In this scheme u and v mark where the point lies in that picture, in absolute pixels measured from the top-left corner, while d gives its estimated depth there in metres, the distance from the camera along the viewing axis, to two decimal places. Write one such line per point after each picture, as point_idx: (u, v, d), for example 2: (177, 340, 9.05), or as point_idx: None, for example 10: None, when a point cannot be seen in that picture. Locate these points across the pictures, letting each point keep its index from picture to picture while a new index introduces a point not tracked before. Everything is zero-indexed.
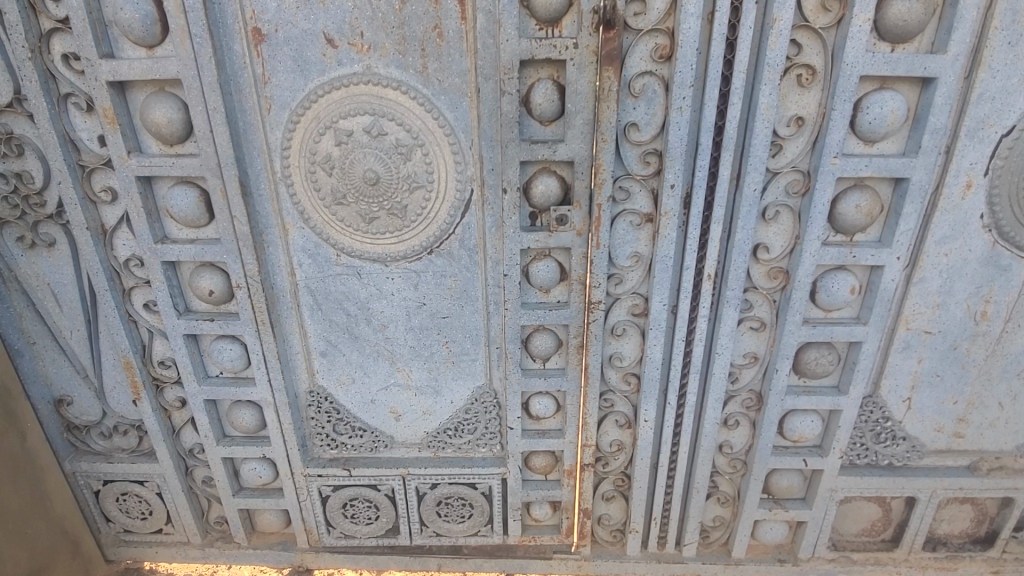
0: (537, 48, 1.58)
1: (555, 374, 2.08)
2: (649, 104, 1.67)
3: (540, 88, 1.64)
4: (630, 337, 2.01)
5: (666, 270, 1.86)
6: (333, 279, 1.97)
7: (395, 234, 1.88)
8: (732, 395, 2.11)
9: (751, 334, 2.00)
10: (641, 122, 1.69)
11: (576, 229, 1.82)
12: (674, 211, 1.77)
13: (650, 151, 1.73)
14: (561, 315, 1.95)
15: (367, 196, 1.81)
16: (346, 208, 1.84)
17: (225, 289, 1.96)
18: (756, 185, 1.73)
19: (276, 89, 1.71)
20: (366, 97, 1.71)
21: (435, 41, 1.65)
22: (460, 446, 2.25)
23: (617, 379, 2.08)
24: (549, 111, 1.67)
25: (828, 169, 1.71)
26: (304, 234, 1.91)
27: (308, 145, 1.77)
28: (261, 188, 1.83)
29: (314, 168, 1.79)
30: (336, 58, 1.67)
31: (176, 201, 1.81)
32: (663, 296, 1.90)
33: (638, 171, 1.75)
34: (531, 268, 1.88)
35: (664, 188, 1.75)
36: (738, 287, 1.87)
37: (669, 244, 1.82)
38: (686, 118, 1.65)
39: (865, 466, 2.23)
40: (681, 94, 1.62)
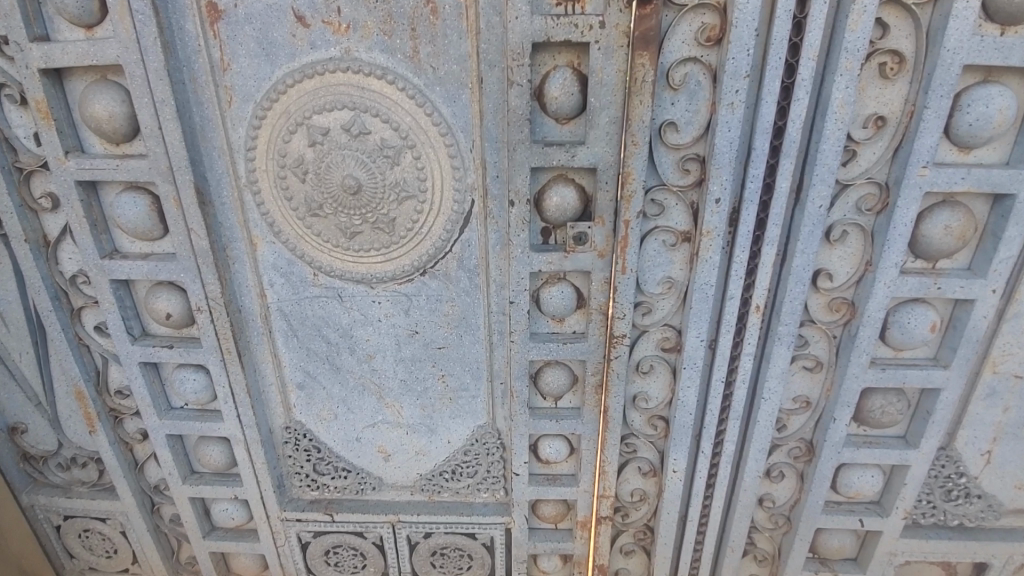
0: (553, 27, 1.27)
1: (569, 415, 1.78)
2: (691, 98, 1.35)
3: (557, 80, 1.34)
4: (658, 375, 1.71)
5: (706, 301, 1.54)
6: (309, 304, 1.68)
7: (382, 251, 1.58)
8: (777, 444, 1.78)
9: (804, 374, 1.68)
10: (680, 121, 1.37)
11: (597, 250, 1.51)
12: (718, 230, 1.45)
13: (690, 157, 1.41)
14: (577, 349, 1.66)
15: (346, 208, 1.51)
16: (322, 222, 1.54)
17: (185, 312, 1.68)
18: (822, 201, 1.40)
19: (237, 77, 1.43)
20: (344, 89, 1.41)
21: (427, 18, 1.34)
22: (458, 491, 1.96)
23: (640, 422, 1.78)
24: (568, 107, 1.36)
25: (913, 182, 1.37)
26: (275, 250, 1.62)
27: (277, 145, 1.48)
28: (223, 195, 1.55)
29: (284, 174, 1.50)
30: (309, 39, 1.37)
31: (125, 211, 1.54)
32: (701, 330, 1.58)
33: (675, 181, 1.43)
34: (542, 294, 1.60)
35: (707, 203, 1.43)
36: (794, 322, 1.55)
37: (710, 269, 1.50)
38: (738, 117, 1.32)
39: (930, 527, 1.91)
40: (733, 87, 1.30)
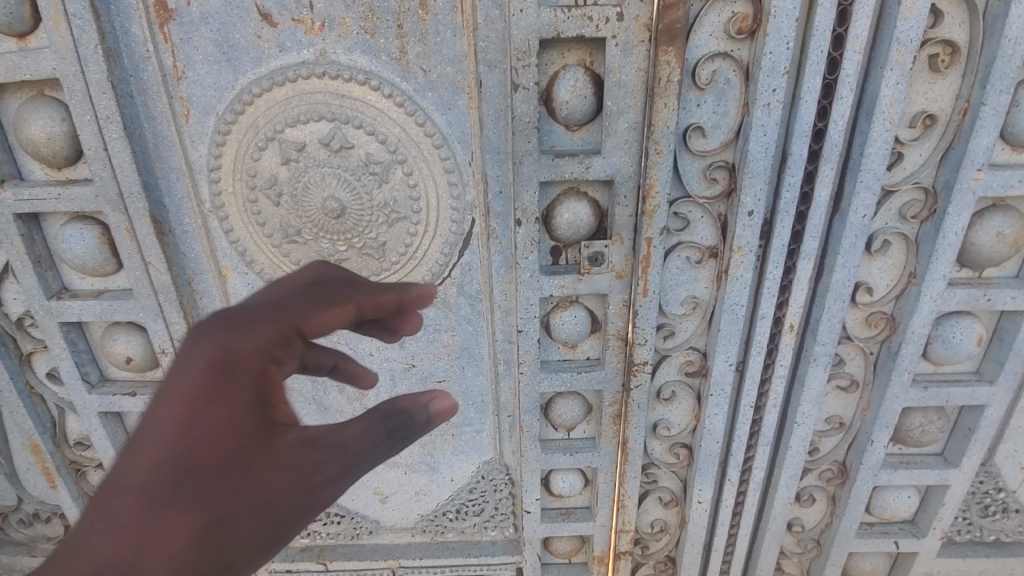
0: (564, 21, 1.10)
1: (583, 448, 1.63)
2: (720, 99, 1.19)
3: (567, 81, 1.17)
4: (681, 401, 1.56)
5: (735, 323, 1.39)
6: None
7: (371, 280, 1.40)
8: (809, 468, 1.65)
9: (838, 394, 1.55)
10: (708, 125, 1.21)
11: (615, 271, 1.35)
12: (750, 245, 1.30)
13: (718, 165, 1.25)
14: (592, 378, 1.50)
15: (329, 232, 1.32)
16: (301, 250, 1.35)
17: (148, 355, 1.50)
18: (866, 210, 1.25)
19: (195, 87, 1.22)
20: (321, 97, 1.21)
21: (416, 13, 1.15)
22: (464, 530, 1.80)
23: (661, 450, 1.64)
24: (581, 112, 1.19)
25: (966, 187, 1.23)
26: (248, 281, 1.42)
27: (245, 163, 1.28)
28: (184, 222, 1.35)
29: (255, 197, 1.30)
30: (277, 41, 1.18)
31: (71, 245, 1.33)
32: (730, 354, 1.43)
33: (702, 191, 1.27)
34: (553, 319, 1.44)
35: (738, 215, 1.27)
36: (831, 342, 1.41)
37: (741, 288, 1.35)
38: (774, 120, 1.17)
39: (965, 544, 1.81)
40: (770, 86, 1.14)
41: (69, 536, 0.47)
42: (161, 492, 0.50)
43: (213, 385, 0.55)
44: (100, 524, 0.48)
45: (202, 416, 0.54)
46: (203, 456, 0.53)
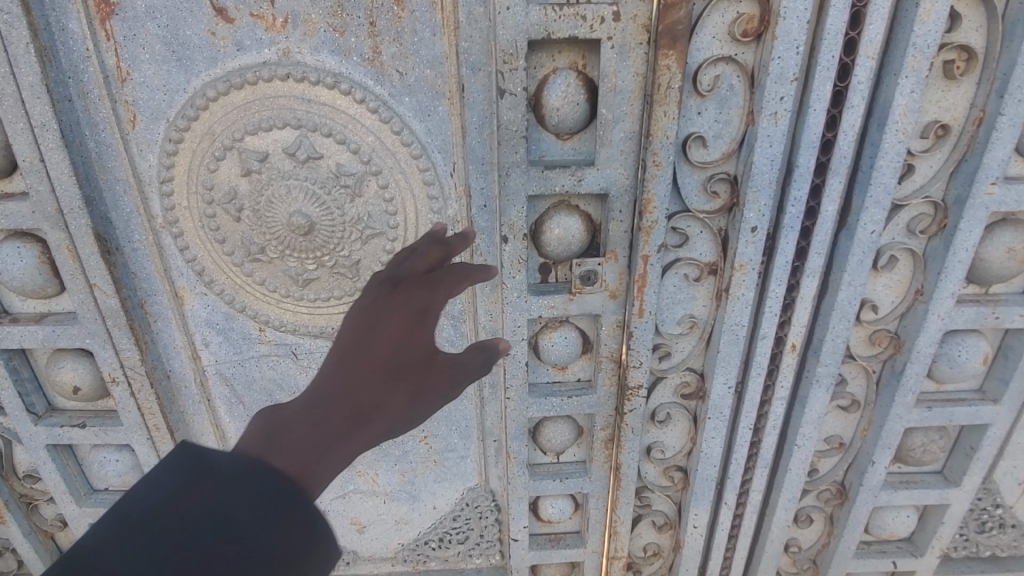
0: (554, 21, 1.00)
1: (574, 474, 1.53)
2: (722, 107, 1.10)
3: (558, 86, 1.07)
4: (677, 423, 1.48)
5: (736, 344, 1.31)
6: (256, 364, 1.37)
7: (344, 300, 1.28)
8: (807, 489, 1.59)
9: (838, 414, 1.48)
10: (709, 134, 1.12)
11: (609, 290, 1.25)
12: (753, 263, 1.21)
13: (720, 177, 1.16)
14: (583, 402, 1.41)
15: (295, 250, 1.20)
16: (265, 268, 1.23)
17: (97, 383, 1.36)
18: (874, 225, 1.18)
19: (141, 89, 1.09)
20: (284, 102, 1.09)
21: (390, 9, 1.03)
22: (447, 558, 1.70)
23: (655, 474, 1.56)
24: (572, 120, 1.09)
25: (979, 202, 1.16)
26: (207, 303, 1.29)
27: (201, 175, 1.15)
28: (134, 240, 1.21)
29: (212, 211, 1.18)
30: (234, 39, 1.05)
31: (7, 265, 1.20)
32: (729, 376, 1.35)
33: (702, 206, 1.18)
34: (542, 341, 1.34)
35: (741, 231, 1.18)
36: (834, 362, 1.34)
37: (742, 307, 1.27)
38: (781, 130, 1.09)
39: (962, 560, 1.77)
40: (777, 93, 1.06)
41: (278, 410, 0.52)
42: (350, 399, 0.53)
43: (401, 319, 0.58)
44: (307, 409, 0.52)
45: (387, 341, 0.57)
46: (388, 368, 0.55)
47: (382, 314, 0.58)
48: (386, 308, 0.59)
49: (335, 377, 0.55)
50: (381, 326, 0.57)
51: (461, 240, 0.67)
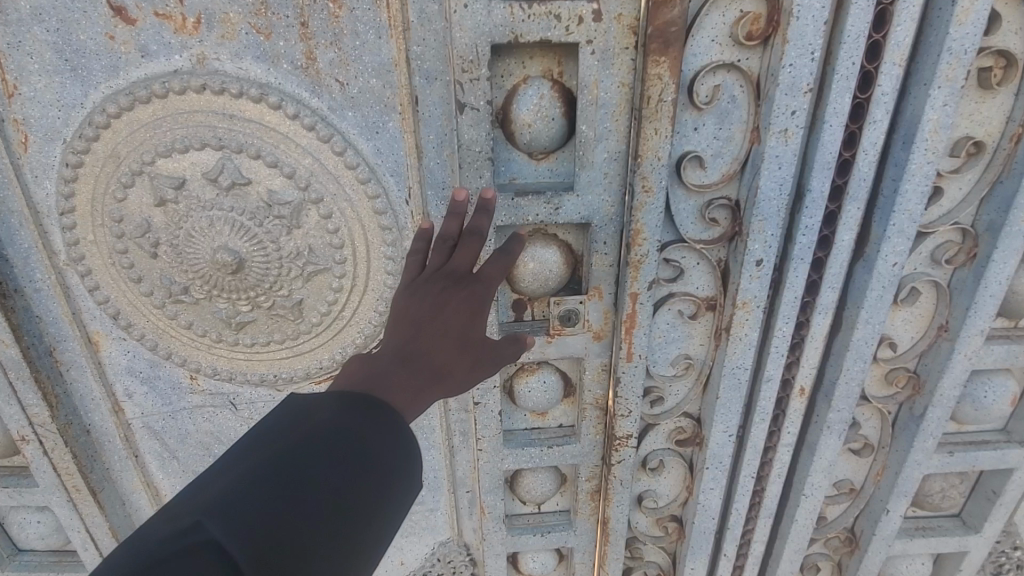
0: (522, 22, 0.84)
1: (557, 527, 1.38)
2: (723, 122, 0.94)
3: (529, 98, 0.90)
4: (670, 471, 1.32)
5: (737, 388, 1.15)
6: (189, 417, 1.19)
7: (286, 344, 1.10)
8: (814, 538, 1.44)
9: (849, 458, 1.33)
10: (707, 153, 0.96)
11: (592, 331, 1.10)
12: (758, 300, 1.05)
13: (720, 202, 1.00)
14: (566, 453, 1.25)
15: (225, 290, 1.01)
16: (191, 311, 1.05)
17: (4, 441, 1.18)
18: (897, 255, 1.02)
19: (29, 104, 0.91)
20: (202, 118, 0.91)
21: (325, 7, 0.85)
22: None
23: (647, 525, 1.40)
24: (547, 139, 0.92)
25: (1016, 231, 1.02)
26: (128, 349, 1.12)
27: (109, 205, 0.97)
28: (34, 280, 1.03)
29: (125, 247, 1.00)
30: (137, 44, 0.87)
31: None
32: (730, 423, 1.20)
33: (699, 235, 1.02)
34: (517, 386, 1.18)
35: (744, 264, 1.02)
36: (848, 406, 1.19)
37: (745, 348, 1.11)
38: (792, 149, 0.93)
39: None
40: (787, 106, 0.90)
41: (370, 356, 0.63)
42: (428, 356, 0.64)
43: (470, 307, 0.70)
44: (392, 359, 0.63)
45: (448, 327, 0.68)
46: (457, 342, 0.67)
47: (441, 301, 0.69)
48: (446, 297, 0.70)
49: (407, 344, 0.66)
50: (438, 312, 0.68)
51: (479, 232, 0.75)
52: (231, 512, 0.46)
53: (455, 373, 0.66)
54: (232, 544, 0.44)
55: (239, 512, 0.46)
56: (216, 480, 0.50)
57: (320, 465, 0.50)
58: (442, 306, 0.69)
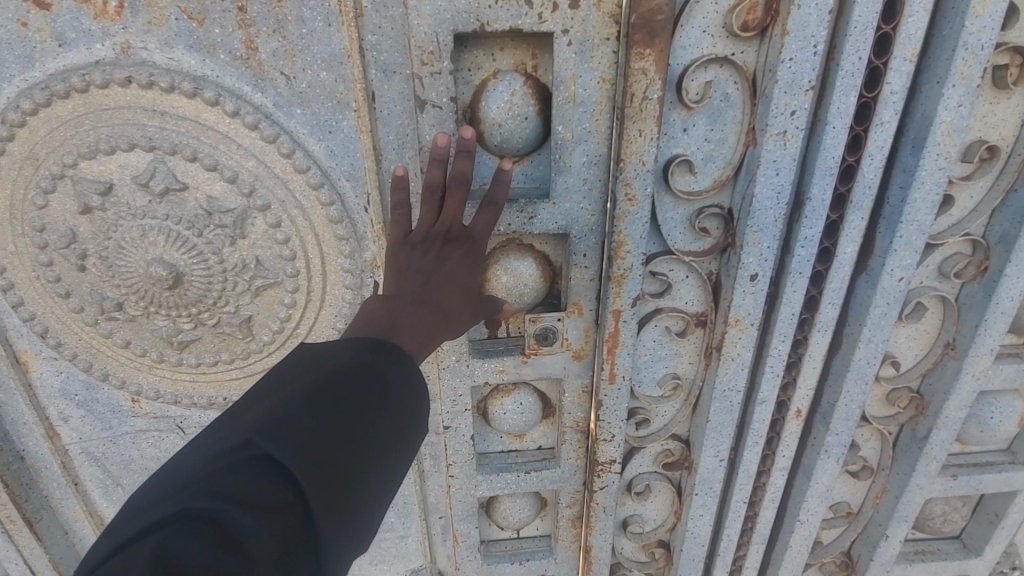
0: (489, 8, 0.74)
1: (537, 555, 1.28)
2: (715, 123, 0.85)
3: (500, 94, 0.80)
4: (657, 496, 1.23)
5: (729, 410, 1.07)
6: (133, 442, 1.10)
7: (235, 364, 1.02)
8: (809, 563, 1.36)
9: (847, 481, 1.26)
10: (697, 157, 0.87)
11: (572, 350, 1.00)
12: (753, 317, 0.97)
13: (712, 211, 0.91)
14: (545, 478, 1.16)
15: (163, 306, 0.93)
16: (129, 328, 0.97)
17: None
18: (903, 269, 0.94)
19: None
20: (129, 115, 0.82)
21: None
22: None
23: (633, 552, 1.31)
24: (520, 140, 0.83)
25: None
26: (61, 369, 1.02)
27: (29, 212, 0.87)
28: None
29: (51, 258, 0.90)
30: (52, 31, 0.77)
31: None
32: (722, 447, 1.11)
33: (689, 246, 0.93)
34: (491, 408, 1.09)
35: (739, 279, 0.93)
36: (847, 428, 1.11)
37: (739, 369, 1.02)
38: (792, 153, 0.84)
39: None
40: (787, 105, 0.81)
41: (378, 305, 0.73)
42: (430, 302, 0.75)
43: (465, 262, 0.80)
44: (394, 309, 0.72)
45: (451, 279, 0.78)
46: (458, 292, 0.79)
47: (443, 258, 0.78)
48: (447, 254, 0.79)
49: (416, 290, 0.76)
50: (440, 268, 0.78)
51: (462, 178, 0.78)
52: (277, 436, 0.51)
53: (461, 313, 0.79)
54: (278, 454, 0.50)
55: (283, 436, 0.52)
56: (247, 417, 0.56)
57: (338, 393, 0.58)
58: (442, 263, 0.78)
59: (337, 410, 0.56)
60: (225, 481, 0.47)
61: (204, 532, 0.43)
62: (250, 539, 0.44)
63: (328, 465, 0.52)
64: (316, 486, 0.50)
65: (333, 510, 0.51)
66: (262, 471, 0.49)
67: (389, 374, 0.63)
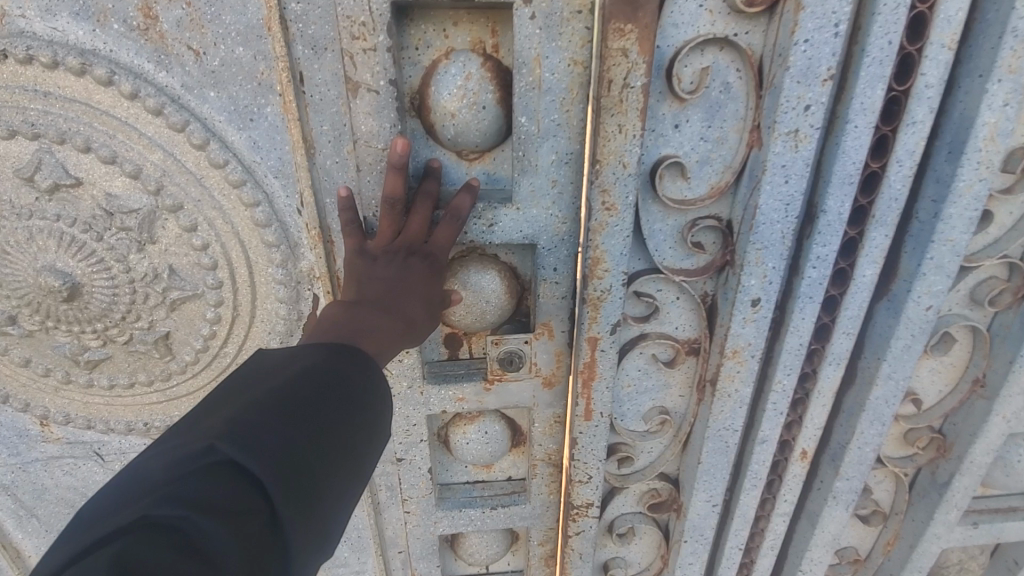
0: None
1: None
2: (712, 119, 0.71)
3: (452, 78, 0.66)
4: (642, 539, 1.10)
5: (724, 452, 0.92)
6: (44, 470, 1.00)
7: (155, 387, 0.90)
8: None
9: (856, 526, 1.12)
10: (691, 160, 0.73)
11: (542, 377, 0.87)
12: (755, 348, 0.82)
13: (709, 224, 0.77)
14: (514, 515, 1.03)
15: (61, 320, 0.81)
16: (27, 345, 0.86)
17: None
18: (932, 295, 0.80)
19: None
20: (7, 96, 0.70)
21: None
22: None
23: None
24: (478, 134, 0.69)
25: None
26: None
27: None
28: None
29: None
30: None
31: None
32: (715, 492, 0.97)
33: (682, 264, 0.80)
34: (454, 437, 0.95)
35: (739, 305, 0.79)
36: (859, 472, 0.97)
37: (736, 406, 0.88)
38: (806, 157, 0.70)
39: None
40: (801, 99, 0.67)
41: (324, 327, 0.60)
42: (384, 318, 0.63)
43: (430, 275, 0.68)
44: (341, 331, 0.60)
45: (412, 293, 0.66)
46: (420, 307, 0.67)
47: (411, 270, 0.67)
48: (410, 265, 0.67)
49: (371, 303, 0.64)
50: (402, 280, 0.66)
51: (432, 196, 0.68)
52: (246, 437, 0.43)
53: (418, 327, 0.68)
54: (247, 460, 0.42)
55: (253, 439, 0.44)
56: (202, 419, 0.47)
57: (311, 392, 0.50)
58: (407, 275, 0.66)
59: (312, 419, 0.48)
60: (189, 487, 0.39)
61: (165, 545, 0.35)
62: (222, 554, 0.36)
63: (302, 479, 0.44)
64: (290, 502, 0.42)
65: (310, 522, 0.43)
66: (230, 479, 0.40)
67: (366, 382, 0.55)
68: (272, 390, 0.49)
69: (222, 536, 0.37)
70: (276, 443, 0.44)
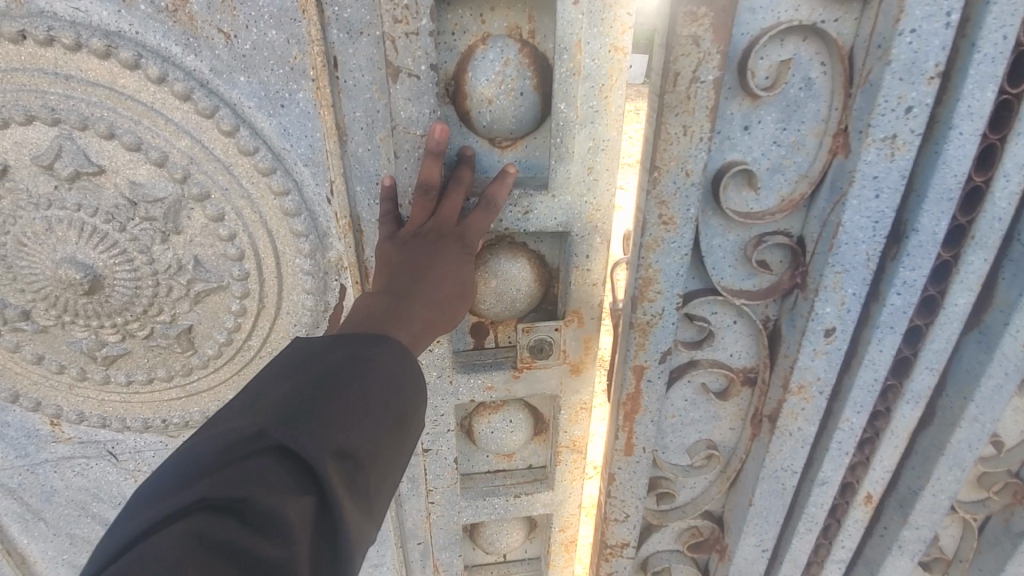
0: None
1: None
2: (791, 120, 0.61)
3: (489, 64, 0.59)
4: None
5: (779, 493, 0.82)
6: (53, 471, 0.95)
7: (175, 383, 0.84)
8: None
9: None
10: (761, 167, 0.63)
11: (570, 363, 0.80)
12: (823, 382, 0.72)
13: (779, 240, 0.67)
14: (537, 500, 0.95)
15: (81, 315, 0.75)
16: (41, 342, 0.80)
17: None
18: None
19: None
20: (25, 79, 0.64)
21: None
22: None
23: None
24: (517, 121, 0.62)
25: None
26: None
27: None
28: None
29: None
30: None
31: None
32: (765, 535, 0.87)
33: (743, 284, 0.70)
34: (477, 424, 0.86)
35: (810, 334, 0.69)
36: (930, 521, 0.86)
37: (797, 444, 0.78)
38: (902, 166, 0.59)
39: None
40: (902, 100, 0.57)
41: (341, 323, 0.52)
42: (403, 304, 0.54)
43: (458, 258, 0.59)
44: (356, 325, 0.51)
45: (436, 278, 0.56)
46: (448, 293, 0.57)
47: (433, 258, 0.57)
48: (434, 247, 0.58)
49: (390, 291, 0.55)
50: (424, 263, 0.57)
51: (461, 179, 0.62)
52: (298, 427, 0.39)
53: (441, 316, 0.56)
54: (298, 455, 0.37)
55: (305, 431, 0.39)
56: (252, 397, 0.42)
57: (365, 380, 0.45)
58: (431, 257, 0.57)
59: (364, 412, 0.43)
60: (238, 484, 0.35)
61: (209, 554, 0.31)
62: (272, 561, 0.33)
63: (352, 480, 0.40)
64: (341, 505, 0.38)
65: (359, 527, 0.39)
66: (279, 476, 0.36)
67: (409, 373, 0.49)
68: (322, 371, 0.44)
69: (275, 516, 0.34)
70: (322, 422, 0.40)
